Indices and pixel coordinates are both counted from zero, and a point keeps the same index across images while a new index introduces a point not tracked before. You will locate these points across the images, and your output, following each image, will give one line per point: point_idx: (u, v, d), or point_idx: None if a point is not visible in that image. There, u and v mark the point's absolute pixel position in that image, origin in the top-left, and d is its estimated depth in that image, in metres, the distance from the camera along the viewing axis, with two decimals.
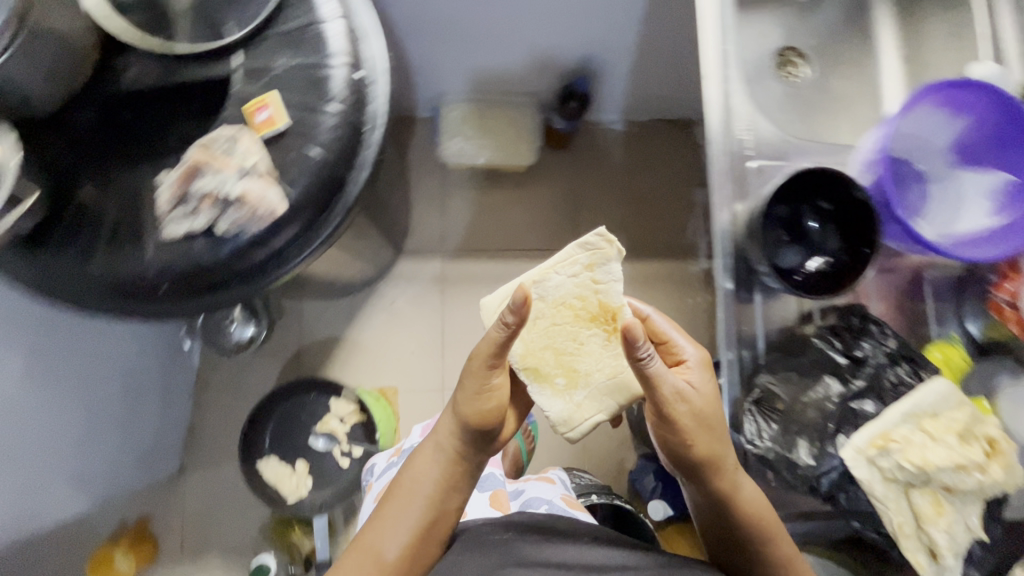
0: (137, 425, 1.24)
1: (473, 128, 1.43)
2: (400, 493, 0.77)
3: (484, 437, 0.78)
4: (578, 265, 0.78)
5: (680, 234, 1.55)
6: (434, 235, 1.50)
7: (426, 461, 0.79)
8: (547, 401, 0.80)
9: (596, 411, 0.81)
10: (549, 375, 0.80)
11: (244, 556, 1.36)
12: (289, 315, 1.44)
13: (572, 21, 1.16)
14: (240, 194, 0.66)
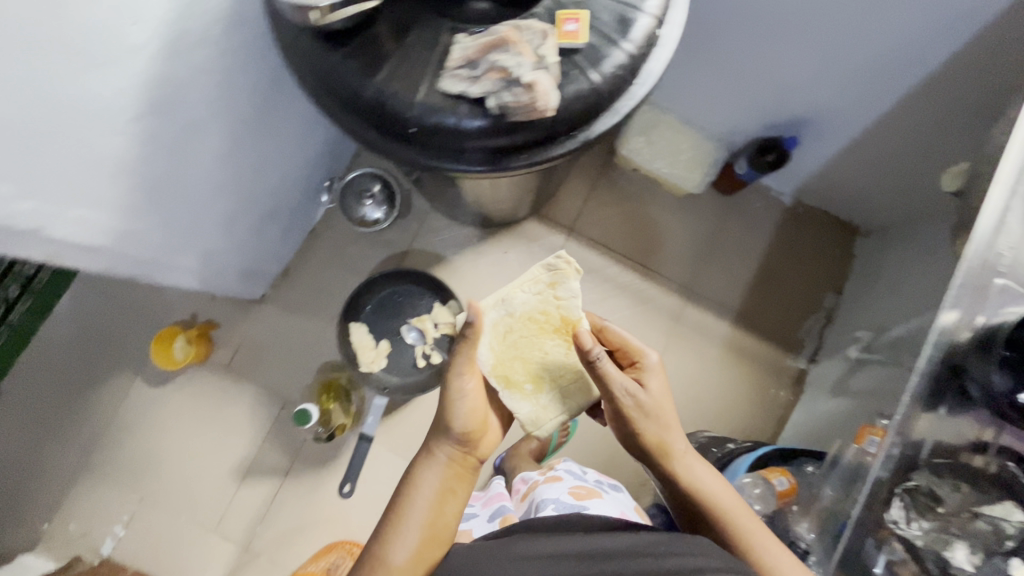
0: (256, 249, 1.30)
1: (661, 138, 1.44)
2: (403, 501, 0.84)
3: (465, 436, 0.90)
4: (538, 283, 0.96)
5: (793, 326, 1.52)
6: (571, 213, 1.53)
7: (417, 475, 0.87)
8: (516, 404, 0.94)
9: (557, 416, 0.94)
10: (518, 381, 0.94)
11: (276, 399, 1.44)
12: (415, 216, 1.49)
13: (827, 94, 1.14)
14: (530, 81, 0.64)
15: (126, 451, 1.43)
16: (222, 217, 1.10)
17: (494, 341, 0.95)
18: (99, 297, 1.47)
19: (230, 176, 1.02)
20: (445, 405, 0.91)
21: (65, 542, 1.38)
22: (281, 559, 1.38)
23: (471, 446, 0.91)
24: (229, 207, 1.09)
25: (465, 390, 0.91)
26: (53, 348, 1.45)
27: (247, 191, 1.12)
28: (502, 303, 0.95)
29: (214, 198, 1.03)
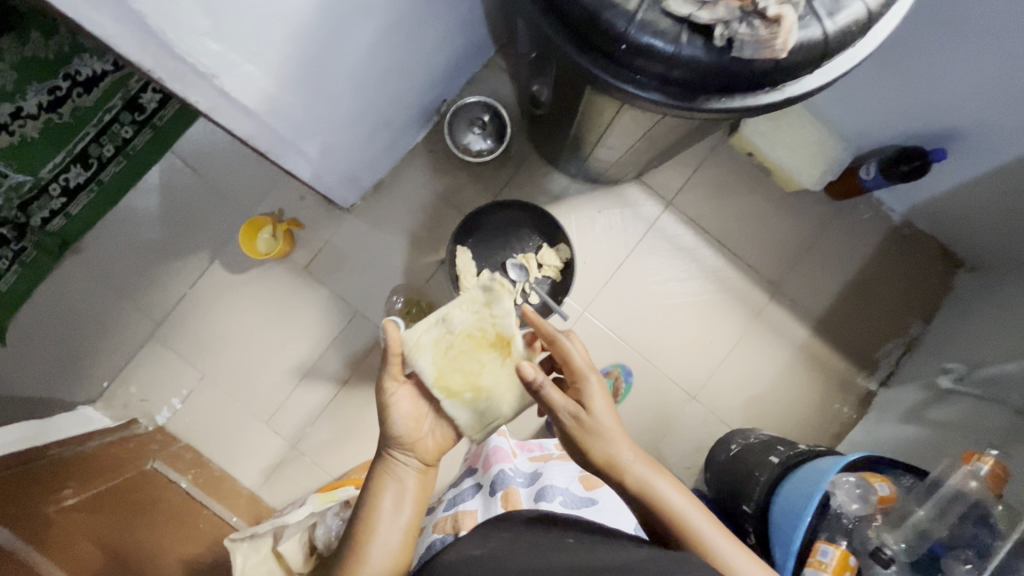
0: (362, 155, 1.29)
1: (786, 133, 1.36)
2: (371, 504, 0.91)
3: (415, 438, 0.96)
4: (478, 306, 0.94)
5: (872, 347, 1.47)
6: (671, 186, 1.49)
7: (381, 478, 0.94)
8: (456, 412, 0.96)
9: (495, 419, 0.97)
10: (457, 395, 0.95)
11: (346, 309, 1.46)
12: (515, 157, 1.47)
13: (994, 108, 1.07)
14: (775, 15, 0.60)
15: (195, 330, 1.45)
16: (351, 115, 1.08)
17: (437, 355, 0.95)
18: (191, 173, 1.48)
19: (374, 73, 1.00)
20: (384, 416, 0.94)
21: (124, 404, 1.41)
22: (325, 463, 1.42)
23: (423, 444, 0.97)
24: (360, 106, 1.07)
25: (401, 407, 0.94)
26: (139, 215, 1.46)
27: (379, 94, 1.10)
28: (434, 327, 0.96)
29: (355, 93, 1.01)
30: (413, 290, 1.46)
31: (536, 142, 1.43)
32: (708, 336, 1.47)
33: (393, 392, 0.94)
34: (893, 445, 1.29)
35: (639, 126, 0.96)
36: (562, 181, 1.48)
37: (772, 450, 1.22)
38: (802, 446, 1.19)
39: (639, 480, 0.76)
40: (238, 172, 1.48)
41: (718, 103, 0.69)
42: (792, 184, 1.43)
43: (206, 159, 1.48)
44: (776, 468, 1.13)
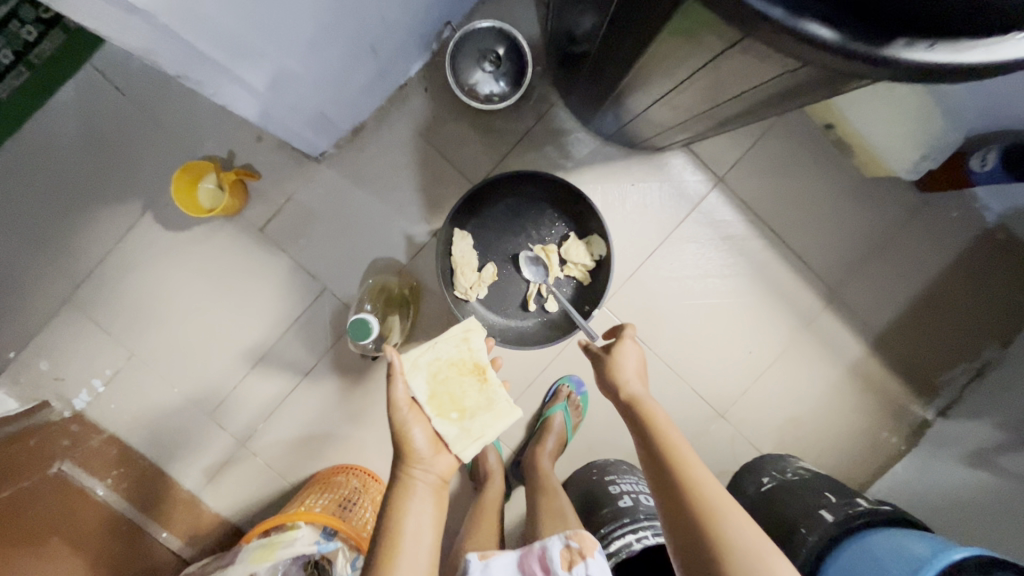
0: (336, 95, 0.99)
1: (887, 116, 1.04)
2: (388, 546, 0.67)
3: (436, 461, 0.76)
4: (456, 333, 0.85)
5: (936, 370, 1.24)
6: (723, 158, 1.20)
7: (401, 507, 0.70)
8: (443, 429, 0.78)
9: (484, 436, 0.79)
10: (443, 413, 0.78)
11: (312, 285, 1.19)
12: (534, 108, 1.18)
13: None
14: None
15: (122, 297, 1.17)
16: (311, 35, 0.76)
17: (424, 375, 0.80)
18: (117, 96, 1.15)
19: None
20: (403, 429, 0.75)
21: (32, 384, 1.14)
22: (280, 465, 1.19)
23: (443, 470, 0.76)
24: (324, 22, 0.76)
25: (414, 428, 0.76)
26: (48, 146, 1.14)
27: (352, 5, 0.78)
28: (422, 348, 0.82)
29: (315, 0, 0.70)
30: (397, 267, 1.19)
31: (563, 90, 1.12)
32: (748, 345, 1.23)
33: (402, 406, 0.76)
34: (951, 492, 1.09)
35: (731, 84, 0.67)
36: (590, 144, 1.19)
37: (822, 502, 0.99)
38: (862, 506, 0.93)
39: (645, 408, 0.77)
40: (180, 100, 1.16)
41: (941, 49, 0.38)
42: (882, 170, 1.16)
43: (137, 78, 1.15)
44: (832, 529, 0.91)
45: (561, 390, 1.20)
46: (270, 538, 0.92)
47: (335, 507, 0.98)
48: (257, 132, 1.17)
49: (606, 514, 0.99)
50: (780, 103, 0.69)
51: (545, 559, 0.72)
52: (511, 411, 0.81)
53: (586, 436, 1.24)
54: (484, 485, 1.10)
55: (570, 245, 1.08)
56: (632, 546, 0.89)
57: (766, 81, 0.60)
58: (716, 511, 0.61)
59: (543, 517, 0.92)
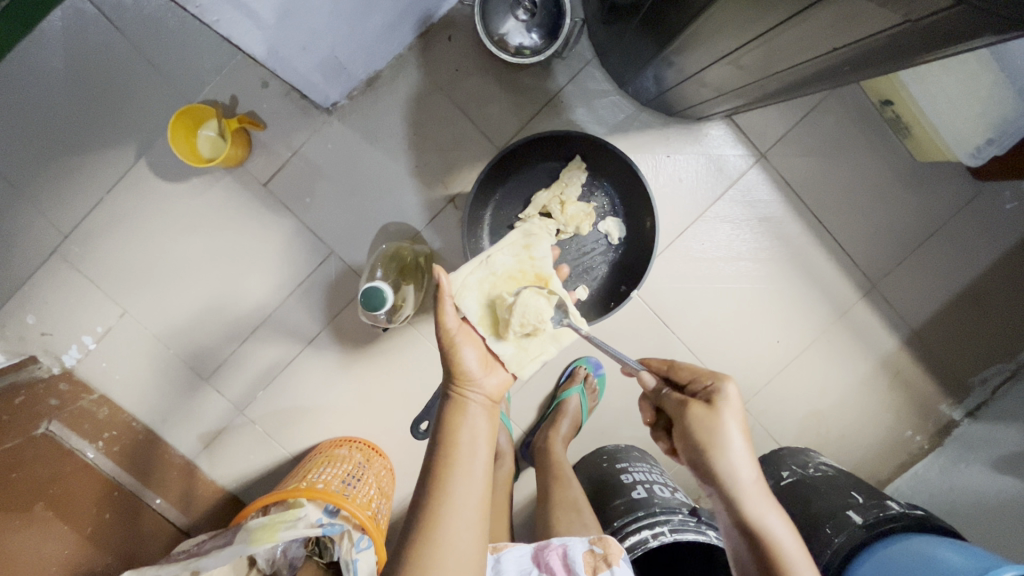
0: (353, 38, 0.90)
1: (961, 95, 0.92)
2: (444, 460, 0.62)
3: (486, 380, 0.70)
4: (513, 245, 0.79)
5: (970, 369, 1.17)
6: (766, 133, 1.12)
7: (455, 424, 0.65)
8: (498, 347, 0.72)
9: (543, 351, 0.75)
10: (497, 331, 0.73)
11: (318, 247, 1.11)
12: (565, 67, 1.09)
13: None
14: None
15: (114, 250, 1.09)
16: None
17: (476, 293, 0.75)
18: (107, 27, 1.04)
19: None
20: (451, 348, 0.69)
21: (18, 337, 1.07)
22: (279, 435, 1.14)
23: (497, 387, 0.71)
24: None
25: (467, 348, 0.70)
26: (33, 80, 1.04)
27: None
28: (479, 266, 0.77)
29: None
30: (409, 233, 1.11)
31: (602, 46, 1.02)
32: (775, 334, 1.17)
33: (452, 328, 0.69)
34: (975, 496, 1.02)
35: (815, 39, 0.58)
36: (625, 110, 1.11)
37: (849, 502, 0.90)
38: (892, 509, 0.85)
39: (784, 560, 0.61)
40: (178, 36, 1.05)
41: None
42: (936, 156, 1.08)
43: (129, 8, 1.04)
44: (859, 535, 0.83)
45: (577, 370, 1.14)
46: (269, 517, 0.84)
47: (339, 483, 0.93)
48: (262, 78, 1.07)
49: (619, 506, 0.93)
50: (865, 66, 0.60)
51: (566, 559, 0.69)
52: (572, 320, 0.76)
53: (601, 420, 1.18)
54: (492, 466, 1.04)
55: (586, 235, 1.03)
56: (648, 544, 0.83)
57: (876, 29, 0.51)
58: None
59: (557, 506, 0.87)
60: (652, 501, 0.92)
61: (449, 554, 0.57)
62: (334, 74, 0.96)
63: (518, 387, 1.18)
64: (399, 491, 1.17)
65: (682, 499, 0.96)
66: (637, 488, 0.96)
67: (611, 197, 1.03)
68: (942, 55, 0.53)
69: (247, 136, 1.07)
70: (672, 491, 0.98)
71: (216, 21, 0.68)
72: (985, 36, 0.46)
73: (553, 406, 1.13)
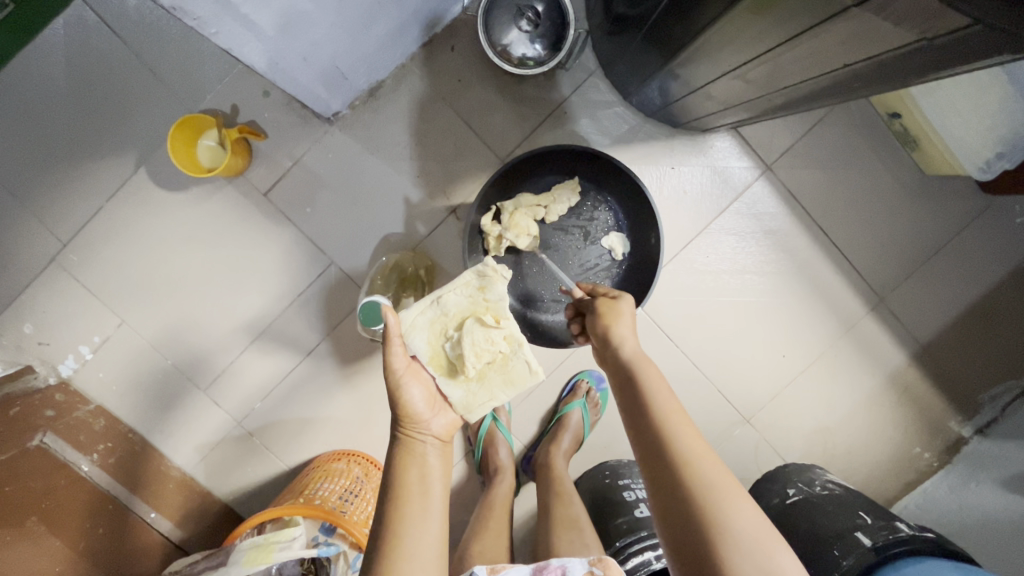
0: (355, 49, 0.89)
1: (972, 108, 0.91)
2: (396, 504, 0.62)
3: (435, 420, 0.70)
4: (469, 285, 0.75)
5: (980, 385, 1.14)
6: (772, 145, 1.11)
7: (405, 465, 0.65)
8: (448, 389, 0.72)
9: (492, 397, 0.74)
10: (448, 374, 0.72)
11: (318, 257, 1.10)
12: (568, 78, 1.08)
13: None
14: None
15: (112, 259, 1.08)
16: None
17: (426, 333, 0.73)
18: (109, 36, 1.03)
19: None
20: (398, 389, 0.68)
21: (15, 347, 1.06)
22: (276, 447, 1.12)
23: (445, 427, 0.71)
24: None
25: (414, 386, 0.69)
26: (34, 89, 1.04)
27: None
28: (430, 306, 0.74)
29: None
30: (409, 243, 1.10)
31: (606, 57, 1.01)
32: (781, 348, 1.15)
33: (399, 368, 0.68)
34: (986, 516, 1.00)
35: (823, 56, 0.57)
36: (628, 121, 1.09)
37: (857, 523, 0.88)
38: (902, 532, 0.82)
39: (647, 390, 0.61)
40: (180, 45, 1.05)
41: None
42: (945, 169, 1.06)
43: (132, 17, 1.03)
44: (868, 556, 0.80)
45: (580, 384, 1.12)
46: (265, 537, 0.83)
47: (336, 499, 0.91)
48: (264, 87, 1.06)
49: (622, 525, 0.92)
50: (875, 82, 0.59)
51: None
52: (530, 371, 0.74)
53: (602, 435, 1.17)
54: (493, 481, 1.02)
55: (590, 248, 1.02)
56: (652, 566, 0.82)
57: (887, 47, 0.49)
58: (715, 497, 0.52)
59: (556, 524, 0.85)
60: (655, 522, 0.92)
61: None
62: (336, 84, 0.95)
63: (519, 400, 1.16)
64: None
65: None
66: (639, 507, 0.96)
67: (616, 212, 1.02)
68: (955, 73, 0.52)
69: (247, 145, 1.06)
70: None
71: (215, 33, 0.69)
72: (1002, 56, 0.44)
73: (554, 421, 1.11)
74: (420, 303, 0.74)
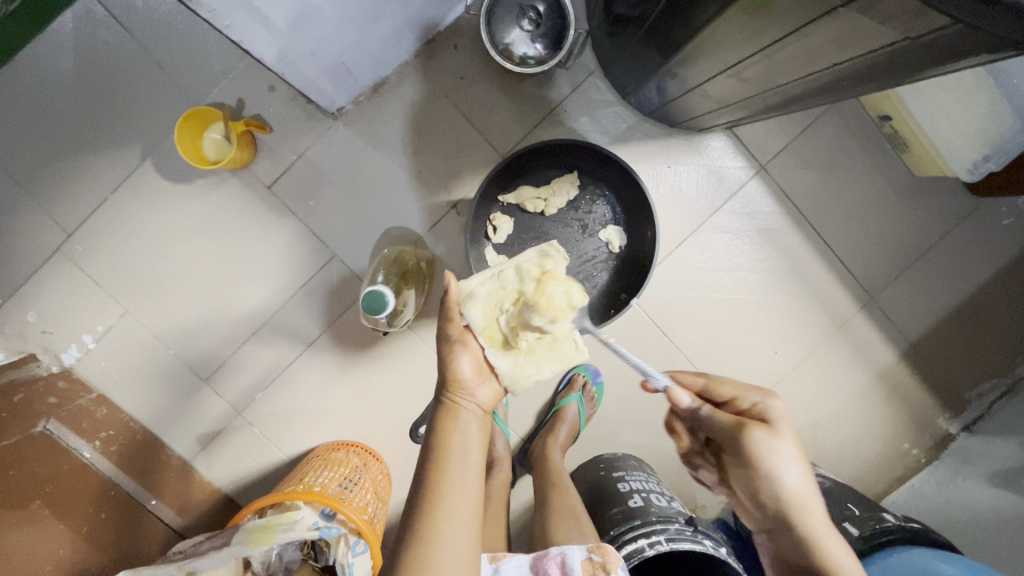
0: (360, 45, 0.91)
1: None
2: (436, 467, 0.64)
3: (480, 388, 0.72)
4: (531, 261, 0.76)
5: (967, 383, 1.17)
6: (767, 145, 1.13)
7: (447, 430, 0.67)
8: (496, 360, 0.73)
9: (538, 371, 0.75)
10: (498, 345, 0.73)
11: (320, 250, 1.11)
12: (569, 77, 1.11)
13: None
14: None
15: (116, 249, 1.09)
16: None
17: (482, 304, 0.74)
18: (117, 29, 1.05)
19: None
20: (450, 353, 0.71)
21: (17, 335, 1.07)
22: (276, 437, 1.14)
23: (488, 396, 0.73)
24: None
25: (464, 352, 0.71)
26: (41, 80, 1.05)
27: None
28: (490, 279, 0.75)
29: None
30: (411, 238, 1.12)
31: (606, 57, 1.04)
32: (775, 344, 1.17)
33: (454, 332, 0.71)
34: (971, 511, 1.02)
35: (816, 55, 0.60)
36: (627, 120, 1.12)
37: (846, 515, 0.91)
38: (888, 522, 0.85)
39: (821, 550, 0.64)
40: (187, 39, 1.06)
41: None
42: (934, 171, 1.09)
43: (140, 10, 1.05)
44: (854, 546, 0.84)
45: (576, 377, 1.14)
46: (267, 519, 0.85)
47: (336, 486, 0.93)
48: (269, 81, 1.08)
49: (616, 515, 0.93)
50: (865, 81, 0.61)
51: (564, 566, 0.69)
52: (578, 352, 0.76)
53: (598, 428, 1.18)
54: (490, 472, 1.03)
55: (588, 241, 1.04)
56: (645, 553, 0.82)
57: (876, 46, 0.52)
58: None
59: (554, 514, 0.87)
60: (647, 511, 0.92)
61: (442, 557, 0.57)
62: (342, 79, 0.97)
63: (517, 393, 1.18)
64: (395, 497, 1.17)
65: (677, 510, 0.96)
66: (632, 496, 0.97)
67: (613, 205, 1.04)
68: (940, 72, 0.54)
69: (252, 139, 1.07)
70: (669, 500, 0.98)
71: (229, 25, 0.69)
72: (982, 55, 0.47)
73: (551, 413, 1.13)
74: (482, 276, 0.76)
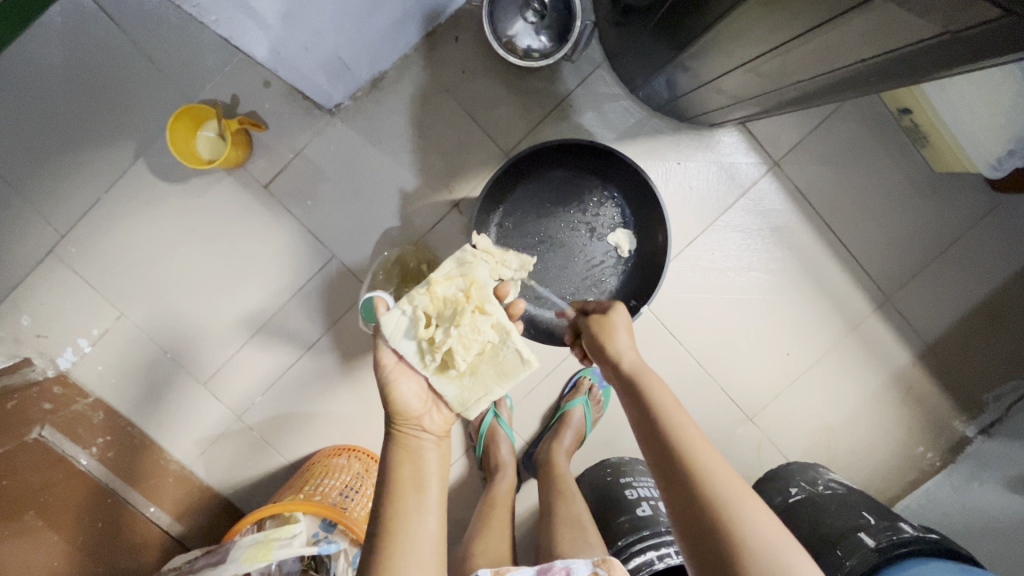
0: (357, 39, 0.88)
1: None
2: (392, 502, 0.63)
3: (428, 417, 0.72)
4: (451, 273, 0.73)
5: (985, 384, 1.14)
6: (779, 140, 1.09)
7: (398, 463, 0.67)
8: (442, 387, 0.72)
9: (488, 389, 0.73)
10: (441, 371, 0.71)
11: (319, 251, 1.08)
12: (574, 70, 1.07)
13: None
14: None
15: (110, 251, 1.07)
16: None
17: (409, 329, 0.69)
18: (107, 23, 1.01)
19: None
20: (389, 387, 0.69)
21: (12, 338, 1.05)
22: (277, 442, 1.12)
23: (438, 423, 0.73)
24: None
25: (405, 383, 0.70)
26: (29, 77, 1.02)
27: None
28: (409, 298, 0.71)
29: None
30: (412, 237, 1.09)
31: (613, 50, 1.00)
32: (787, 347, 1.14)
33: (387, 367, 0.69)
34: (987, 516, 0.99)
35: (840, 49, 0.56)
36: (635, 115, 1.08)
37: (861, 524, 0.87)
38: (907, 532, 0.81)
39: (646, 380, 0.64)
40: (180, 33, 1.03)
41: None
42: (954, 166, 1.05)
43: (130, 4, 1.01)
44: (871, 557, 0.79)
45: (584, 381, 1.12)
46: (265, 534, 0.82)
47: (337, 496, 0.92)
48: (265, 77, 1.05)
49: (624, 524, 0.91)
50: (893, 77, 0.57)
51: None
52: (526, 360, 0.71)
53: (604, 432, 1.16)
54: (494, 477, 1.01)
55: (595, 245, 1.01)
56: (655, 565, 0.81)
57: (912, 40, 0.48)
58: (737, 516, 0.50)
59: (559, 524, 0.83)
60: (656, 519, 0.91)
61: None
62: (338, 74, 0.93)
63: (520, 396, 1.15)
64: None
65: None
66: (642, 503, 0.95)
67: (622, 207, 1.01)
68: (977, 68, 0.50)
69: (249, 137, 1.04)
70: None
71: (215, 20, 0.71)
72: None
73: (556, 417, 1.11)
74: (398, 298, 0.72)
